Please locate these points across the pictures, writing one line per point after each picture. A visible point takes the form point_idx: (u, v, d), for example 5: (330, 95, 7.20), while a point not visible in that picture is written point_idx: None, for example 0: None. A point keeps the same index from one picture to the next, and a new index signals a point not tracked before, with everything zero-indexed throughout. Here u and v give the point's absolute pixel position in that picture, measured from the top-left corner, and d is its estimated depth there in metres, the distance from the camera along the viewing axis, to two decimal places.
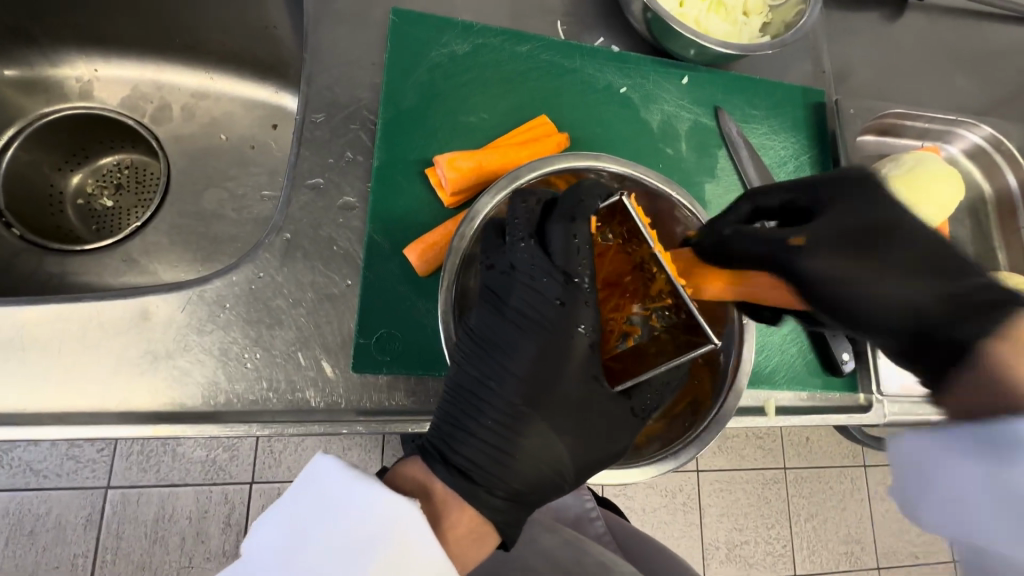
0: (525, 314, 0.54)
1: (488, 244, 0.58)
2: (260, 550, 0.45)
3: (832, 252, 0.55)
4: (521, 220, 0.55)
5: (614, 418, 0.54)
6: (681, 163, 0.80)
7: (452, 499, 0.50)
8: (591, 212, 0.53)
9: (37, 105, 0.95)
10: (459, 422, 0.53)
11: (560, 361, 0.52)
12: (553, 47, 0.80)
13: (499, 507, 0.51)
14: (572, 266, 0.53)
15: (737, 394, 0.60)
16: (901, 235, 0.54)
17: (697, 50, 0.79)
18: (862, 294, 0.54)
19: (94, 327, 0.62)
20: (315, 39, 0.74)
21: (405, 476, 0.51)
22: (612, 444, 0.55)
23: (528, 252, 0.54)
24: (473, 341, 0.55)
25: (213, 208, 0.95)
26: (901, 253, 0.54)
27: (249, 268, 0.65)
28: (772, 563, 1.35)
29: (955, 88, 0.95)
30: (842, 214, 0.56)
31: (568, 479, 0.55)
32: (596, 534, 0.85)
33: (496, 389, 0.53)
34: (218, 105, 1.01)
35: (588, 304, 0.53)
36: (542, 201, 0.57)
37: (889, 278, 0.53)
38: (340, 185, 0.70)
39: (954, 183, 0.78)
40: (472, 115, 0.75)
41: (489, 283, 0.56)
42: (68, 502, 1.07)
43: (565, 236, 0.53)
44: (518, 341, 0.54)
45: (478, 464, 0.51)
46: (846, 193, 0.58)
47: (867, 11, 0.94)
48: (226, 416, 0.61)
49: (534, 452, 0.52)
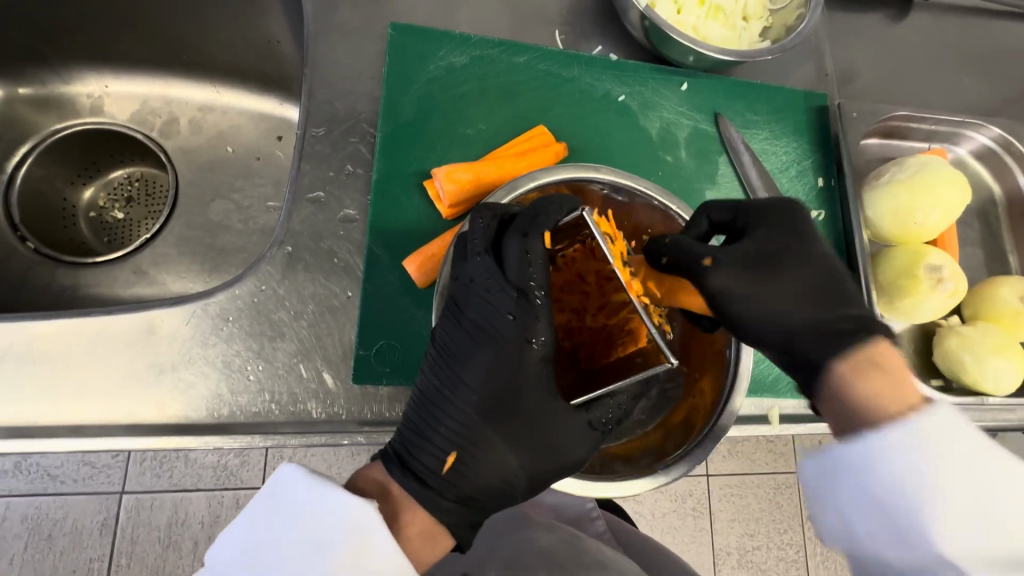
0: (480, 326, 0.54)
1: (455, 258, 0.58)
2: (223, 562, 0.46)
3: (733, 272, 0.56)
4: (477, 234, 0.56)
5: (568, 430, 0.53)
6: (680, 171, 0.80)
7: (409, 499, 0.51)
8: (545, 227, 0.52)
9: (50, 122, 0.98)
10: (419, 427, 0.54)
11: (514, 372, 0.52)
12: (551, 57, 0.80)
13: (451, 511, 0.51)
14: (524, 280, 0.52)
15: (735, 407, 0.59)
16: (795, 262, 0.57)
17: (696, 57, 0.79)
18: (764, 312, 0.56)
19: (102, 341, 0.63)
20: (316, 54, 0.75)
21: (365, 478, 0.52)
22: (568, 456, 0.54)
23: (484, 265, 0.55)
24: (436, 350, 0.56)
25: (220, 219, 0.97)
26: (792, 275, 0.57)
27: (252, 281, 0.66)
28: (785, 569, 1.33)
29: (962, 87, 0.94)
30: (758, 244, 0.58)
31: (521, 487, 0.55)
32: (597, 532, 0.85)
33: (452, 398, 0.54)
34: (225, 118, 1.02)
35: (543, 318, 0.52)
36: (500, 215, 0.57)
37: (778, 294, 0.56)
38: (340, 199, 0.71)
39: (959, 189, 0.77)
40: (470, 126, 0.76)
41: (452, 295, 0.56)
42: (84, 507, 1.09)
43: (519, 251, 0.52)
44: (472, 353, 0.54)
45: (433, 469, 0.51)
46: (769, 223, 0.59)
47: (870, 12, 0.93)
48: (231, 428, 0.62)
49: (487, 462, 0.53)
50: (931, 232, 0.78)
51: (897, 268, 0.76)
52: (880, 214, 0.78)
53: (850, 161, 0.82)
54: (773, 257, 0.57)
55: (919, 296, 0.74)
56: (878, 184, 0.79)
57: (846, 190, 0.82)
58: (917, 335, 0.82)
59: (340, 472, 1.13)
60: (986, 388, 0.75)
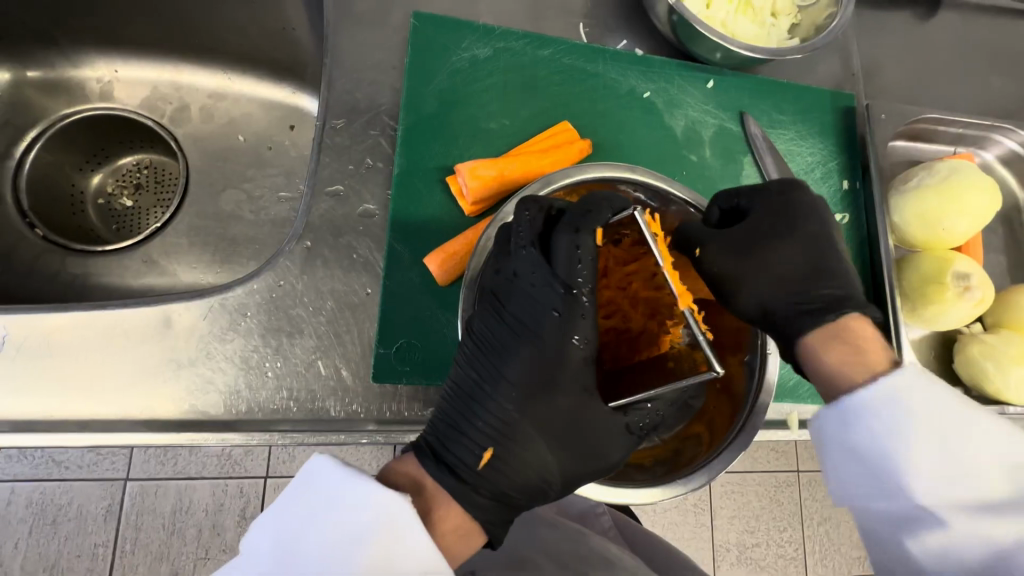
0: (523, 321, 0.53)
1: (497, 251, 0.57)
2: (255, 553, 0.46)
3: (725, 252, 0.58)
4: (522, 226, 0.54)
5: (605, 432, 0.52)
6: (705, 170, 0.78)
7: (442, 494, 0.50)
8: (597, 223, 0.51)
9: (58, 107, 0.96)
10: (456, 421, 0.53)
11: (553, 369, 0.51)
12: (576, 50, 0.78)
13: (485, 507, 0.50)
14: (572, 277, 0.52)
15: (756, 420, 0.58)
16: (788, 237, 0.59)
17: (724, 54, 0.77)
18: (749, 294, 0.58)
19: (118, 333, 0.62)
20: (334, 44, 0.73)
21: (398, 472, 0.51)
22: (604, 459, 0.53)
23: (530, 258, 0.53)
24: (473, 343, 0.55)
25: (231, 209, 0.95)
26: (780, 256, 0.59)
27: (270, 276, 0.65)
28: (784, 566, 1.33)
29: (991, 89, 0.92)
30: (761, 223, 0.59)
31: (553, 486, 0.54)
32: (602, 528, 0.84)
33: (491, 393, 0.52)
34: (236, 106, 1.01)
35: (586, 317, 0.52)
36: (545, 209, 0.55)
37: (763, 274, 0.58)
38: (359, 192, 0.70)
39: (989, 196, 0.76)
40: (493, 121, 0.74)
41: (492, 288, 0.55)
42: (88, 493, 1.09)
43: (569, 247, 0.52)
44: (513, 348, 0.53)
45: (468, 464, 0.50)
46: (773, 194, 0.61)
47: (899, 10, 0.91)
48: (247, 424, 0.61)
49: (524, 460, 0.51)
50: (957, 239, 0.77)
51: (923, 274, 0.75)
52: (907, 218, 0.77)
53: (878, 164, 0.80)
54: (770, 234, 0.59)
55: (945, 304, 0.73)
56: (905, 189, 0.78)
57: (873, 193, 0.80)
58: (937, 342, 0.81)
59: None
60: (1009, 398, 0.74)
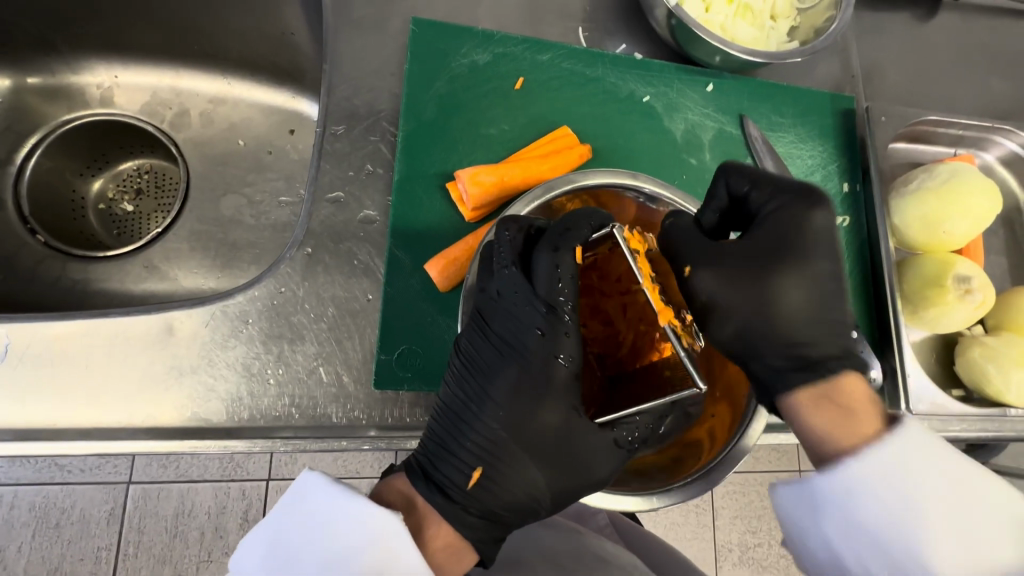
0: (507, 341, 0.54)
1: (482, 270, 0.57)
2: (251, 566, 0.46)
3: (715, 272, 0.53)
4: (504, 246, 0.54)
5: (593, 449, 0.51)
6: (705, 174, 0.78)
7: (433, 512, 0.50)
8: (576, 241, 0.51)
9: (59, 113, 0.96)
10: (444, 441, 0.53)
11: (537, 387, 0.51)
12: (575, 55, 0.78)
13: (475, 526, 0.51)
14: (553, 296, 0.52)
15: (754, 431, 0.58)
16: (788, 254, 0.53)
17: (723, 57, 0.77)
18: (744, 321, 0.53)
19: (121, 341, 0.62)
20: (333, 50, 0.73)
21: (392, 489, 0.52)
22: (593, 474, 0.52)
23: (513, 279, 0.54)
24: (461, 362, 0.55)
25: (231, 214, 0.95)
26: (779, 277, 0.53)
27: (271, 283, 0.65)
28: (786, 566, 1.33)
29: (992, 90, 0.92)
30: (758, 235, 0.54)
31: (544, 502, 0.54)
32: (600, 526, 0.84)
33: (479, 412, 0.53)
34: (236, 111, 1.01)
35: (569, 335, 0.51)
36: (526, 228, 0.56)
37: (754, 292, 0.53)
38: (360, 199, 0.70)
39: (991, 199, 0.76)
40: (492, 127, 0.74)
41: (478, 307, 0.56)
42: (90, 496, 1.09)
43: (548, 266, 0.52)
44: (497, 367, 0.53)
45: (456, 483, 0.51)
46: (781, 199, 0.54)
47: (899, 11, 0.91)
48: (250, 431, 0.61)
49: (511, 479, 0.52)
50: (958, 241, 0.77)
51: (924, 278, 0.75)
52: (908, 221, 0.78)
53: (877, 167, 0.80)
54: (768, 248, 0.54)
55: (945, 307, 0.73)
56: (906, 193, 0.78)
57: (873, 197, 0.81)
58: (939, 344, 0.81)
59: (346, 465, 1.13)
60: (1010, 400, 0.74)
